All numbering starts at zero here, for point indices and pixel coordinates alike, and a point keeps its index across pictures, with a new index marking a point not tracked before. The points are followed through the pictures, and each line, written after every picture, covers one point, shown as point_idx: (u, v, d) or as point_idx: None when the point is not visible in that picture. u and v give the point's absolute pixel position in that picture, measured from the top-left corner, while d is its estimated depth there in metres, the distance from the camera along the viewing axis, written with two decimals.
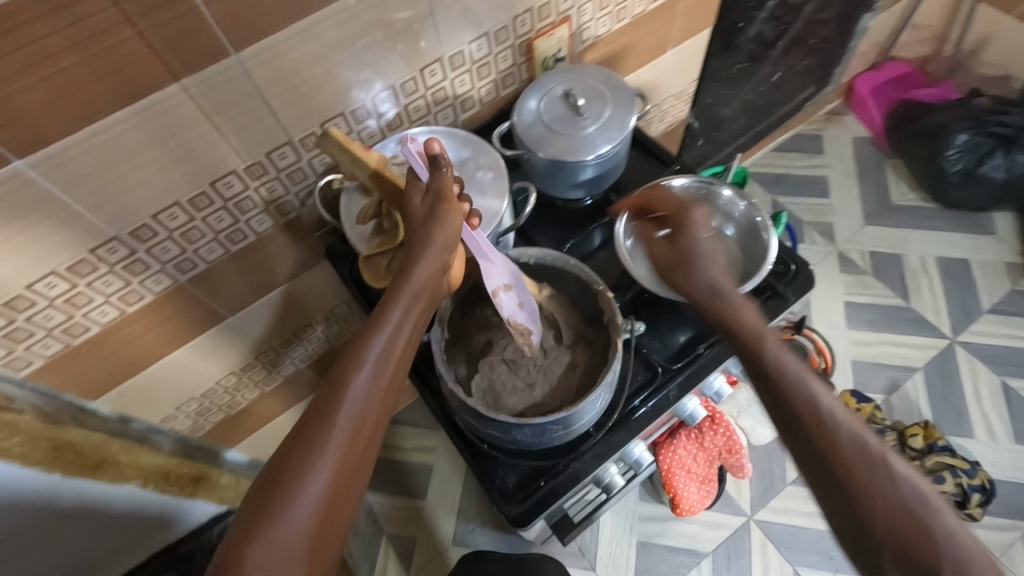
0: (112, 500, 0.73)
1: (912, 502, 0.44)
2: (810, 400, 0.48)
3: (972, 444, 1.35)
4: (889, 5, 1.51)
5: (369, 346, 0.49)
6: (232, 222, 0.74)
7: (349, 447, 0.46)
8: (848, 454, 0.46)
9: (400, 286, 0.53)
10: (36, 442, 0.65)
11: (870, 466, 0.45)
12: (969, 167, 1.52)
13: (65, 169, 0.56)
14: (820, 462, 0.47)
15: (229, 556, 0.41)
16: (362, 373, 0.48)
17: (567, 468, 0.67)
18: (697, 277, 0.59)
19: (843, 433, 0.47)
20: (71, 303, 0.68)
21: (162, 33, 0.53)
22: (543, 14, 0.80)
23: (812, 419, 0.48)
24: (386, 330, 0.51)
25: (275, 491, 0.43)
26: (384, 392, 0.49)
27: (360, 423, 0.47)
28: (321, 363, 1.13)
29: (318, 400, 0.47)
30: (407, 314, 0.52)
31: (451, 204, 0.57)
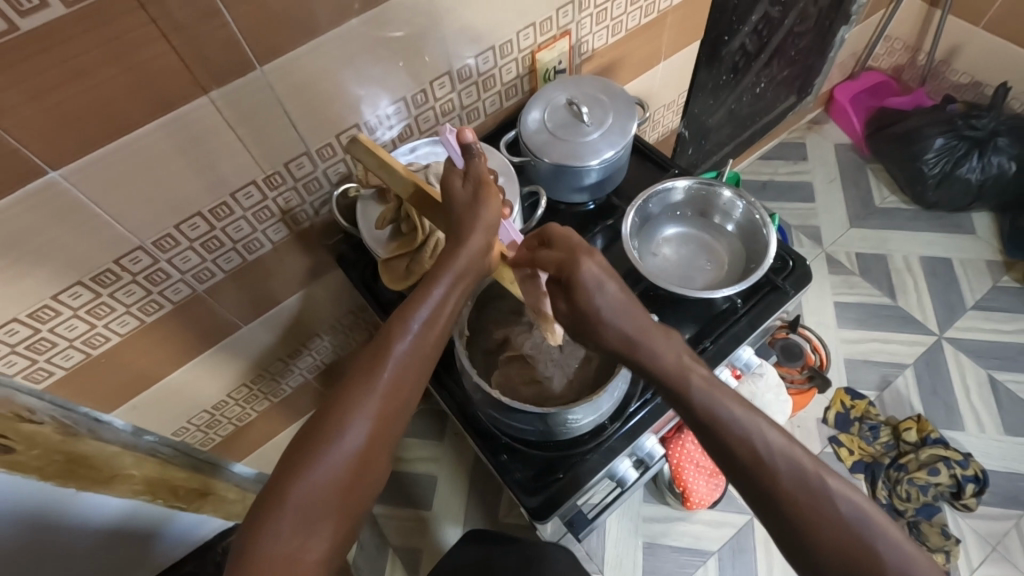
0: (98, 514, 0.71)
1: (854, 522, 0.46)
2: (746, 441, 0.49)
3: (963, 436, 1.39)
4: (863, 18, 1.59)
5: (414, 315, 0.53)
6: (250, 231, 0.76)
7: (386, 407, 0.51)
8: (791, 487, 0.48)
9: (445, 265, 0.55)
10: (51, 455, 0.65)
11: (812, 495, 0.47)
12: (946, 170, 1.59)
13: (97, 178, 0.59)
14: (765, 500, 0.49)
15: (275, 487, 0.47)
16: (403, 341, 0.52)
17: (584, 460, 0.70)
18: (607, 330, 0.56)
19: (783, 467, 0.48)
20: (93, 313, 0.69)
21: (195, 49, 0.56)
22: (545, 28, 0.84)
23: (752, 459, 0.49)
24: (430, 302, 0.54)
25: (318, 441, 0.48)
26: (423, 360, 0.53)
27: (398, 388, 0.51)
28: (328, 373, 1.14)
29: (362, 362, 0.52)
30: (451, 290, 0.55)
31: (492, 189, 0.58)
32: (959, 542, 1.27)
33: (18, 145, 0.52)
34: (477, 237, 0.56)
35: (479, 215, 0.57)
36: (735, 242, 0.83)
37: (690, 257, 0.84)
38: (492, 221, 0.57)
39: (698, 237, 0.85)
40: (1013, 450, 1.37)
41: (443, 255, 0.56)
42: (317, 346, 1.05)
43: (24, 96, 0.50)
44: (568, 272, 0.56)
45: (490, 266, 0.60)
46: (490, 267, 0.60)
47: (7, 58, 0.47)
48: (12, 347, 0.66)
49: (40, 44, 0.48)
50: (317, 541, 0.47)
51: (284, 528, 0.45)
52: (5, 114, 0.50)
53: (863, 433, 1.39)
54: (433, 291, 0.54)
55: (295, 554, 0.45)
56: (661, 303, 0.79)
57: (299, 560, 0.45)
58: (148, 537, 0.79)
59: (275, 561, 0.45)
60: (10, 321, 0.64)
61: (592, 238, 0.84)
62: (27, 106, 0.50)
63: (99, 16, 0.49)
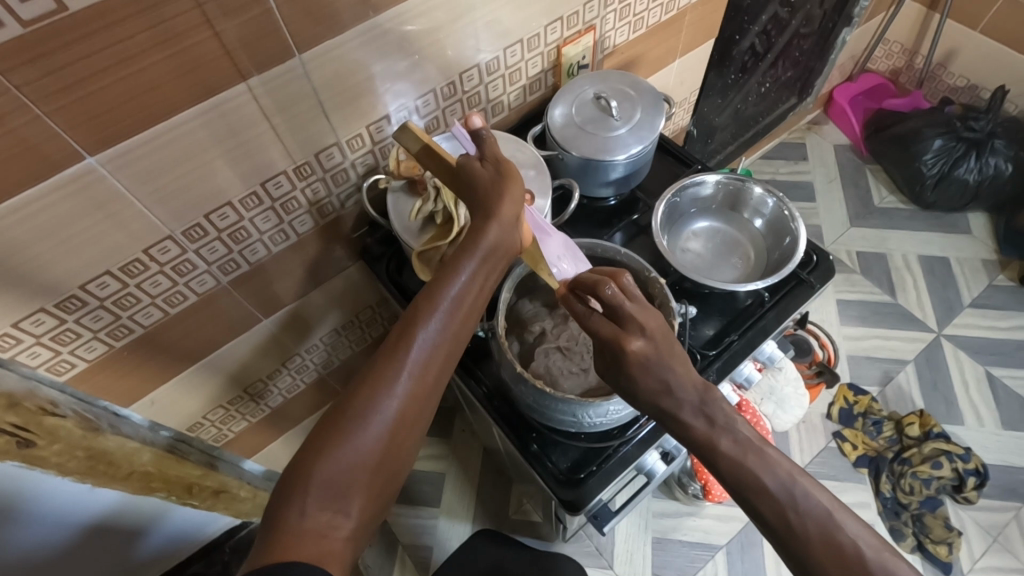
0: (89, 507, 0.66)
1: None
2: (771, 498, 0.48)
3: (963, 431, 1.42)
4: (864, 21, 1.62)
5: (444, 290, 0.52)
6: (277, 223, 0.75)
7: (417, 385, 0.50)
8: (827, 555, 0.46)
9: (470, 245, 0.55)
10: (73, 451, 0.64)
11: (849, 569, 0.45)
12: (944, 171, 1.62)
13: (133, 165, 0.58)
14: (794, 557, 0.48)
15: (306, 461, 0.46)
16: (433, 318, 0.51)
17: (617, 452, 0.70)
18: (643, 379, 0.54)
19: (815, 533, 0.47)
20: (118, 304, 0.68)
21: (238, 35, 0.55)
22: (571, 23, 0.84)
23: (783, 526, 0.48)
24: (459, 281, 0.53)
25: (347, 416, 0.47)
26: (452, 339, 0.53)
27: (427, 366, 0.51)
28: (341, 369, 1.12)
29: (391, 339, 0.51)
30: (477, 270, 0.55)
31: (512, 169, 0.58)
32: (961, 534, 1.30)
33: (59, 130, 0.51)
34: (503, 215, 0.56)
35: (505, 193, 0.56)
36: (763, 238, 0.84)
37: (717, 251, 0.86)
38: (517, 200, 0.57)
39: (725, 231, 0.87)
40: (1011, 444, 1.40)
41: (468, 233, 0.55)
42: (334, 340, 1.04)
43: (70, 79, 0.49)
44: (613, 347, 0.54)
45: (520, 247, 0.59)
46: (522, 246, 0.59)
47: (53, 40, 0.46)
48: (36, 338, 0.65)
49: (87, 27, 0.47)
50: (345, 516, 0.46)
51: (313, 501, 0.45)
52: (47, 98, 0.49)
53: (866, 428, 1.41)
54: (461, 270, 0.54)
55: (322, 530, 0.44)
56: (691, 295, 0.79)
57: (327, 535, 0.44)
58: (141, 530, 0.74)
59: (304, 535, 0.43)
60: (37, 310, 0.62)
61: (612, 233, 0.85)
62: (72, 90, 0.50)
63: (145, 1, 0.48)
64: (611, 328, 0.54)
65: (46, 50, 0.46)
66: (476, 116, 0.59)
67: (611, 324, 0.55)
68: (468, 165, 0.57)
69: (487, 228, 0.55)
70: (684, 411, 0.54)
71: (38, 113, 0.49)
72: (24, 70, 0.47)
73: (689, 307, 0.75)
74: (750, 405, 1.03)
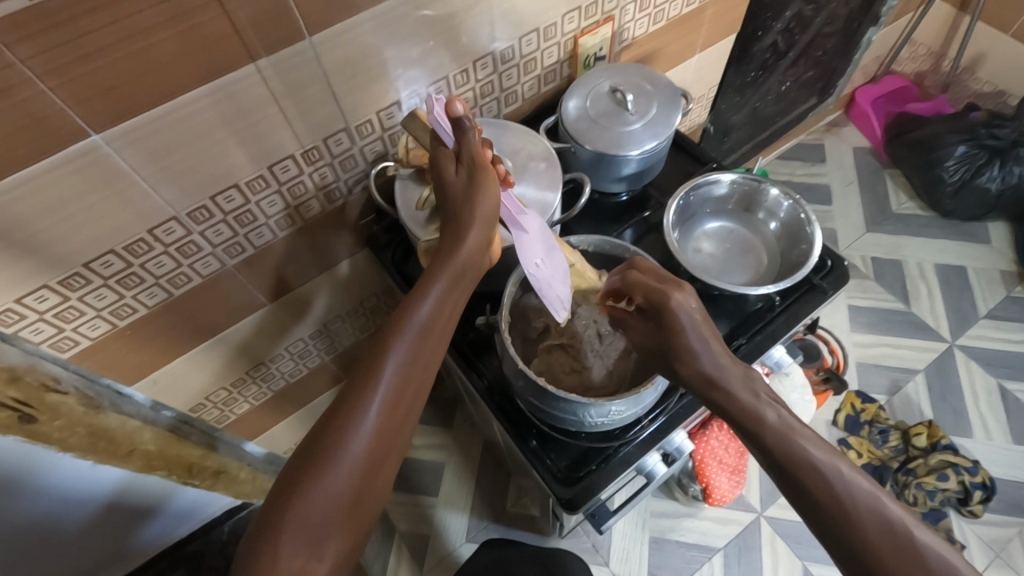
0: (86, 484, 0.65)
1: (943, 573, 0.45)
2: (827, 484, 0.49)
3: (971, 444, 1.39)
4: (891, 21, 1.58)
5: (410, 319, 0.51)
6: (284, 207, 0.75)
7: (388, 417, 0.49)
8: (880, 542, 0.47)
9: (444, 264, 0.54)
10: (74, 427, 0.64)
11: (901, 549, 0.46)
12: (966, 178, 1.59)
13: (138, 145, 0.57)
14: (845, 547, 0.48)
15: (277, 507, 0.45)
16: (400, 347, 0.50)
17: (617, 453, 0.69)
18: (693, 355, 0.57)
19: (867, 517, 0.48)
20: (122, 283, 0.68)
21: (247, 14, 0.54)
22: (589, 13, 0.82)
23: (834, 505, 0.49)
24: (426, 306, 0.52)
25: (318, 457, 0.46)
26: (423, 367, 0.52)
27: (398, 397, 0.50)
28: (345, 356, 1.12)
29: (358, 372, 0.50)
30: (449, 291, 0.54)
31: (486, 170, 0.56)
32: (964, 548, 1.28)
33: (66, 103, 0.51)
34: (472, 235, 0.55)
35: (473, 208, 0.55)
36: (776, 241, 0.82)
37: (728, 253, 0.84)
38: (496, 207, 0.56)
39: (737, 232, 0.85)
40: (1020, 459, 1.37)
41: (439, 252, 0.55)
42: (338, 326, 1.03)
43: (77, 53, 0.48)
44: (658, 301, 0.59)
45: (486, 264, 0.59)
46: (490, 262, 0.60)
47: (61, 13, 0.45)
48: (40, 314, 0.65)
49: (96, 0, 0.46)
50: (320, 558, 0.45)
51: (286, 547, 0.44)
52: (54, 72, 0.48)
53: (872, 436, 1.40)
54: (427, 296, 0.53)
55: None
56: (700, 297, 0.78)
57: None
58: (144, 511, 0.74)
59: None
60: (40, 287, 0.62)
61: (621, 230, 0.83)
62: (81, 63, 0.49)
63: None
64: (654, 283, 0.60)
65: (55, 22, 0.46)
66: (459, 99, 0.53)
67: (653, 282, 0.61)
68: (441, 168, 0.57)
69: (458, 249, 0.55)
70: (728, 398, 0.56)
71: (42, 88, 0.49)
72: (30, 42, 0.46)
73: None
74: None
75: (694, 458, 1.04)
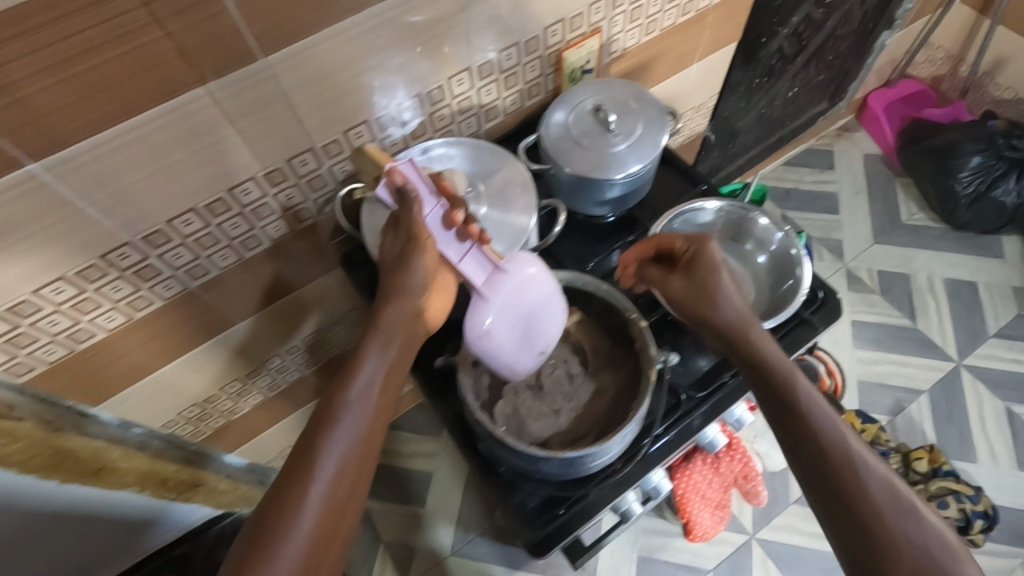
0: (102, 505, 0.73)
1: (934, 546, 0.46)
2: (837, 437, 0.51)
3: (974, 469, 1.35)
4: (907, 24, 1.51)
5: (346, 392, 0.51)
6: (247, 228, 0.72)
7: (330, 498, 0.46)
8: (879, 500, 0.48)
9: (373, 331, 0.55)
10: (39, 448, 0.64)
11: (900, 511, 0.47)
12: (980, 191, 1.52)
13: (82, 172, 0.54)
14: (844, 503, 0.49)
15: None
16: (339, 423, 0.49)
17: (588, 496, 0.64)
18: (728, 302, 0.61)
19: (870, 479, 0.49)
20: (77, 308, 0.65)
21: (190, 36, 0.51)
22: (574, 25, 0.78)
23: (842, 460, 0.50)
24: (360, 379, 0.52)
25: (255, 554, 0.43)
26: (365, 441, 0.50)
27: (341, 474, 0.47)
28: (325, 371, 1.09)
29: (295, 457, 0.47)
30: (382, 357, 0.54)
31: (421, 245, 0.57)
32: None
33: (54, 107, 0.48)
34: (400, 301, 0.56)
35: (405, 272, 0.57)
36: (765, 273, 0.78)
37: None
38: (427, 275, 0.57)
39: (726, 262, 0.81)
40: None
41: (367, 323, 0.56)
42: (315, 341, 1.00)
43: (16, 76, 0.45)
44: (696, 248, 0.63)
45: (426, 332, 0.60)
46: (431, 328, 0.61)
47: (24, 22, 0.43)
48: None
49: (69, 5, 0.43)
50: None
51: None
52: (36, 76, 0.46)
53: None
54: (362, 368, 0.53)
55: None
56: (679, 329, 0.74)
57: None
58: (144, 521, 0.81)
59: None
60: None
61: (608, 253, 0.79)
62: (25, 84, 0.46)
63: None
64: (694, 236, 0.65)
65: (7, 37, 0.43)
66: (399, 171, 0.57)
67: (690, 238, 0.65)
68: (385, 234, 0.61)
69: (383, 315, 0.56)
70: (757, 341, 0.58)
71: None
72: None
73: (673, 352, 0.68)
74: (740, 443, 1.03)
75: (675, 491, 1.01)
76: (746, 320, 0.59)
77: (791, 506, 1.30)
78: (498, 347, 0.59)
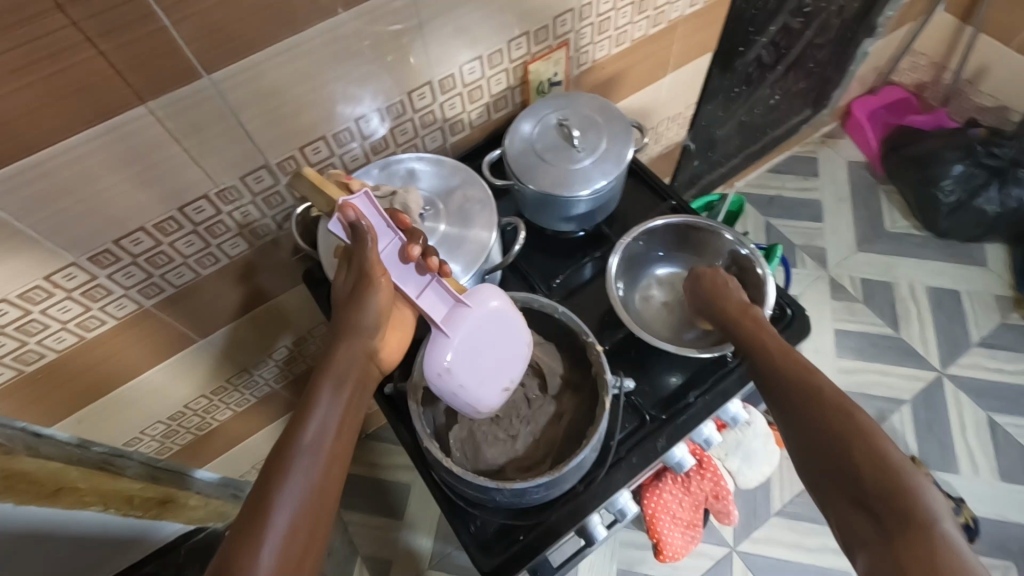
0: (71, 525, 0.68)
1: (841, 414, 0.51)
2: (764, 341, 0.60)
3: (956, 479, 1.34)
4: (888, 31, 1.50)
5: (298, 439, 0.49)
6: (203, 246, 0.70)
7: (282, 561, 0.44)
8: (793, 382, 0.55)
9: (325, 374, 0.53)
10: None
11: (811, 389, 0.54)
12: (962, 200, 1.52)
13: (19, 194, 0.52)
14: (769, 391, 0.57)
15: None
16: (291, 473, 0.47)
17: (547, 522, 0.63)
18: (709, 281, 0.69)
19: (789, 367, 0.56)
20: (23, 330, 0.63)
21: (126, 54, 0.49)
22: (540, 37, 0.77)
23: (765, 355, 0.59)
24: (311, 427, 0.50)
25: None
26: (319, 494, 0.48)
27: (293, 534, 0.45)
28: (295, 386, 1.07)
29: (247, 512, 0.45)
30: (334, 402, 0.52)
31: (375, 284, 0.55)
32: None
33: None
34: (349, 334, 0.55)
35: (358, 310, 0.55)
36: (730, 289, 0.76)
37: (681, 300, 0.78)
38: (380, 313, 0.56)
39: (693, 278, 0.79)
40: (1008, 497, 1.32)
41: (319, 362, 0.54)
42: (284, 356, 0.97)
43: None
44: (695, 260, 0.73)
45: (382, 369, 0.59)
46: (385, 366, 0.59)
47: None
48: None
49: (26, 13, 0.43)
50: None
51: None
52: None
53: None
54: (315, 410, 0.51)
55: None
56: (643, 348, 0.72)
57: None
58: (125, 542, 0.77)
59: None
60: None
61: (579, 267, 0.78)
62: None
63: (21, 13, 0.43)
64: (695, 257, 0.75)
65: None
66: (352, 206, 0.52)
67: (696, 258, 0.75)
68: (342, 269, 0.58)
69: (335, 352, 0.55)
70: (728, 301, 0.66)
71: None
72: None
73: (629, 378, 0.68)
74: (711, 463, 1.05)
75: (646, 511, 1.02)
76: (714, 282, 0.68)
77: (772, 518, 1.28)
78: (462, 383, 0.57)
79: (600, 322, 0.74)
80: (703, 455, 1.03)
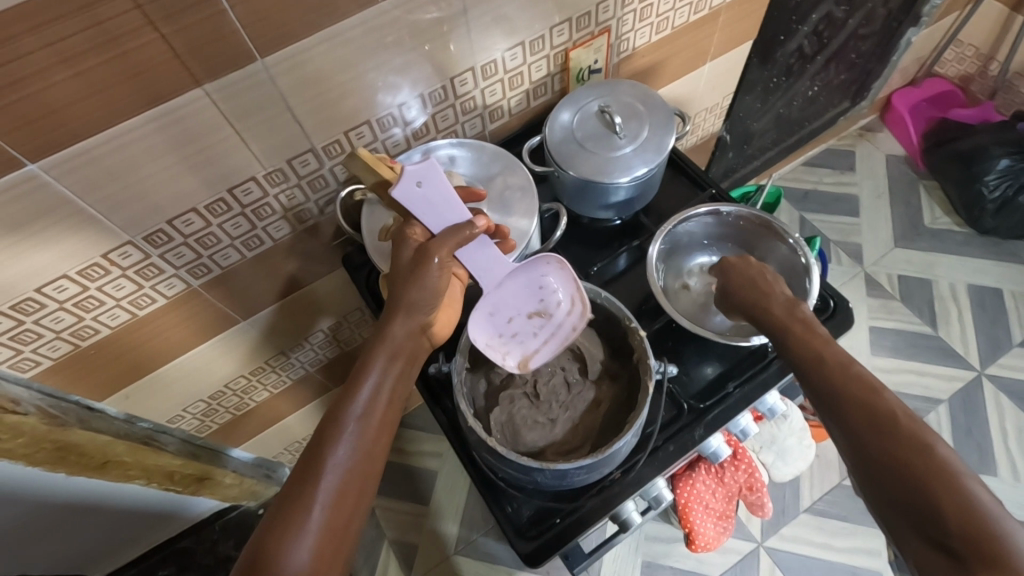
0: (113, 497, 0.71)
1: (909, 435, 0.48)
2: (820, 348, 0.57)
3: (994, 483, 1.30)
4: (932, 22, 1.46)
5: (350, 407, 0.50)
6: (249, 228, 0.72)
7: (332, 520, 0.46)
8: (852, 391, 0.52)
9: (378, 346, 0.54)
10: (41, 443, 0.61)
11: (869, 403, 0.50)
12: (1007, 196, 1.47)
13: (81, 173, 0.55)
14: (827, 399, 0.53)
15: None
16: (342, 439, 0.49)
17: (583, 507, 0.63)
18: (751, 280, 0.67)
19: (844, 377, 0.53)
20: (81, 306, 0.66)
21: (185, 38, 0.51)
22: (582, 24, 0.77)
23: (813, 360, 0.56)
24: (362, 395, 0.51)
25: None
26: (365, 462, 0.49)
27: (342, 495, 0.47)
28: (330, 369, 1.09)
29: (300, 467, 0.48)
30: (385, 374, 0.53)
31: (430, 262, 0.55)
32: None
33: (64, 103, 0.49)
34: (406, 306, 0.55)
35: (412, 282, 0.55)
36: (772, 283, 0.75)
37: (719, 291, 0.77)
38: (436, 289, 0.55)
39: None
40: None
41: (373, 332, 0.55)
42: (320, 339, 0.99)
43: (12, 77, 0.46)
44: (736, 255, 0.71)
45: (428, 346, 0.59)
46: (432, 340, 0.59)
47: (14, 27, 0.43)
48: None
49: None
50: None
51: None
52: (47, 72, 0.47)
53: None
54: (365, 381, 0.52)
55: None
56: (681, 336, 0.72)
57: None
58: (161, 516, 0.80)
59: None
60: None
61: (614, 257, 0.78)
62: (22, 85, 0.47)
63: None
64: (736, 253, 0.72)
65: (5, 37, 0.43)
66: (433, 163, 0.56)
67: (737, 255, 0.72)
68: (399, 244, 0.57)
69: (392, 319, 0.54)
70: (770, 305, 0.63)
71: None
72: None
73: (671, 366, 0.67)
74: (745, 455, 1.05)
75: (678, 501, 1.03)
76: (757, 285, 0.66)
77: (801, 515, 1.26)
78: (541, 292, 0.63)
79: (637, 311, 0.74)
80: (739, 446, 1.02)
